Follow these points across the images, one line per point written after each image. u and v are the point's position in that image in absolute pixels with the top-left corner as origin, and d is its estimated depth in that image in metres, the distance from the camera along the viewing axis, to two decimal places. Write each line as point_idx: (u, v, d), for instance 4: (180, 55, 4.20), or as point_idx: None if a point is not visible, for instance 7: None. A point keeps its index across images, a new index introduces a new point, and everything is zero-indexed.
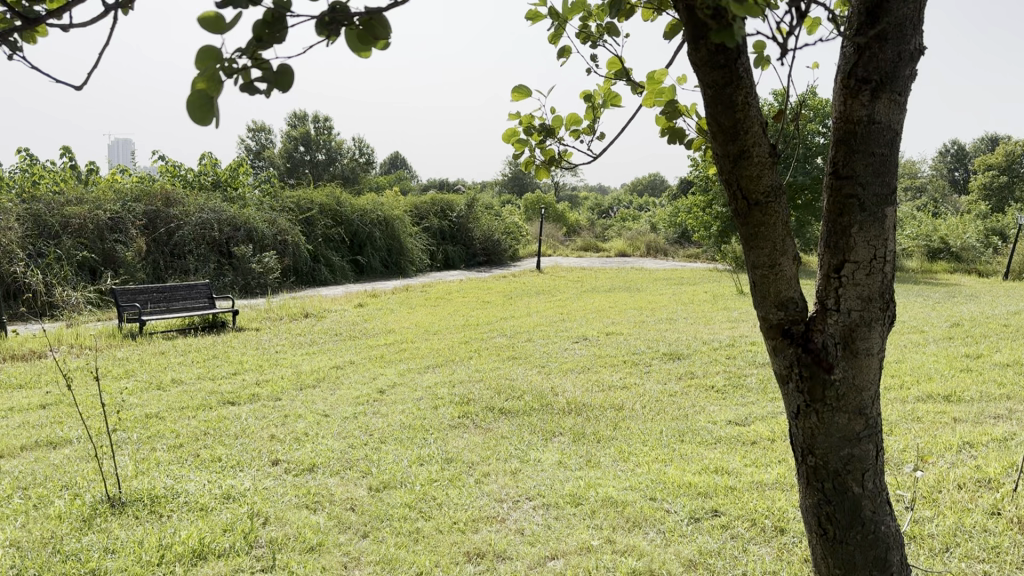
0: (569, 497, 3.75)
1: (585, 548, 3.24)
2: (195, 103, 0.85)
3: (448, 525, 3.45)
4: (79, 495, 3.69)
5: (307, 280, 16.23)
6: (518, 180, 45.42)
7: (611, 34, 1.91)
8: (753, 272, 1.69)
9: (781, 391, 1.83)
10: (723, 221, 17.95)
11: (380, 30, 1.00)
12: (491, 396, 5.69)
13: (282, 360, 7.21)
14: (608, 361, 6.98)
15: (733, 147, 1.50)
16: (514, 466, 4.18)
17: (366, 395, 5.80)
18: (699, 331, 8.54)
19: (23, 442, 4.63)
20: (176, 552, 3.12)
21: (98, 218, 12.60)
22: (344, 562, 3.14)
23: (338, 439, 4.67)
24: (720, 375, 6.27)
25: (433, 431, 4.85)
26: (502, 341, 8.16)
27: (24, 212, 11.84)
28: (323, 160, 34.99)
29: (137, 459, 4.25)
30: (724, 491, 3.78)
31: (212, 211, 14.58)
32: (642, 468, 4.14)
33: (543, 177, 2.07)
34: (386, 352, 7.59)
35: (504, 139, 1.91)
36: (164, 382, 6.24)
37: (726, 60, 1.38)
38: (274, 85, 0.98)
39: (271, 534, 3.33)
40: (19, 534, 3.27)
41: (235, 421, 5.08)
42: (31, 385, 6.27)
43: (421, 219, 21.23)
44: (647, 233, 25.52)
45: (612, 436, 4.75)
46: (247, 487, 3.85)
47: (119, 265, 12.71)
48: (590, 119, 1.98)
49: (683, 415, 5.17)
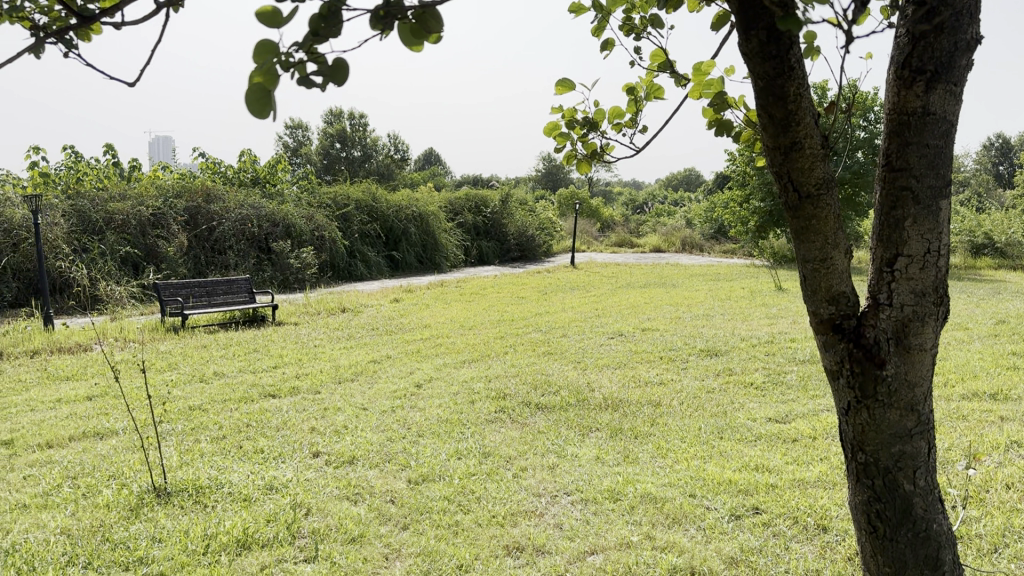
0: (607, 492, 3.75)
1: (625, 543, 3.23)
2: (255, 98, 0.86)
3: (488, 518, 3.47)
4: (126, 485, 3.77)
5: (344, 276, 16.34)
6: (552, 174, 45.39)
7: (655, 26, 1.90)
8: (804, 266, 1.68)
9: (831, 387, 1.81)
10: (761, 216, 17.75)
11: (434, 25, 1.00)
12: (528, 391, 5.69)
13: (321, 354, 7.29)
14: (645, 356, 6.95)
15: (784, 139, 1.48)
16: (552, 461, 4.18)
17: (404, 389, 5.84)
18: (737, 327, 8.45)
19: (71, 432, 4.74)
20: (221, 542, 3.17)
21: (140, 214, 12.86)
22: (385, 553, 3.17)
23: (376, 432, 4.72)
24: (759, 372, 6.21)
25: (470, 425, 4.88)
26: (537, 336, 8.16)
27: (69, 208, 12.12)
28: (358, 156, 35.29)
29: (182, 451, 4.33)
30: (765, 489, 3.74)
31: (252, 207, 14.79)
32: (680, 464, 4.12)
33: (585, 171, 2.06)
34: (422, 347, 7.63)
35: (546, 132, 1.91)
36: (206, 375, 6.35)
37: (778, 50, 1.38)
38: (330, 79, 0.98)
39: (314, 525, 3.37)
40: (69, 523, 3.34)
41: (275, 414, 5.15)
42: (78, 377, 6.42)
43: (455, 214, 21.36)
44: (683, 229, 25.37)
45: (649, 431, 4.73)
46: (289, 479, 3.90)
47: (161, 260, 12.94)
48: (632, 111, 1.97)
49: (721, 412, 5.12)
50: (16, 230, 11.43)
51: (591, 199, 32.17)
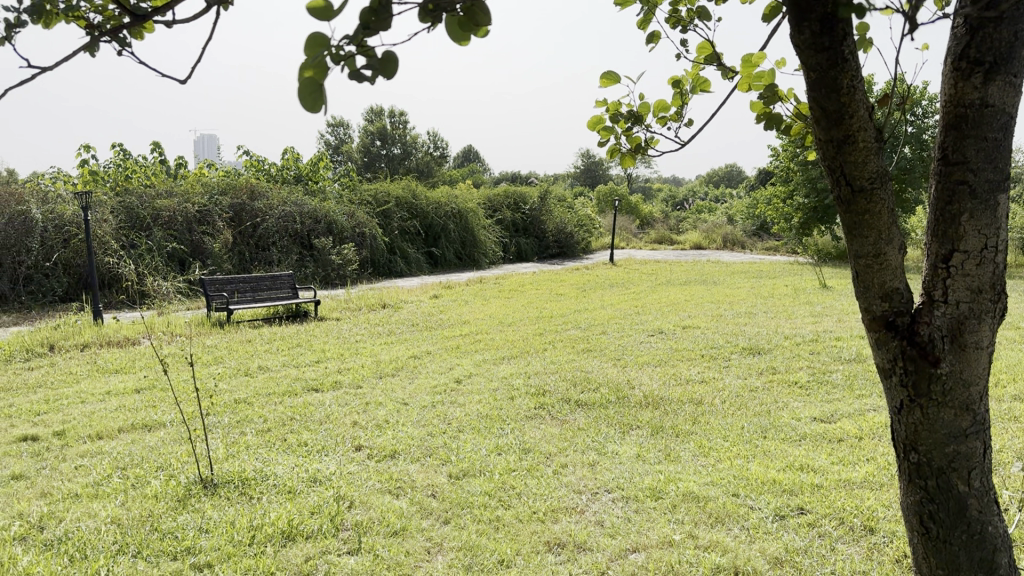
0: (649, 491, 3.72)
1: (667, 542, 3.21)
2: (305, 91, 0.87)
3: (529, 514, 3.47)
4: (174, 476, 3.84)
5: (384, 272, 16.45)
6: (591, 171, 45.28)
7: (702, 19, 1.88)
8: (856, 262, 1.65)
9: (883, 385, 1.77)
10: (805, 212, 17.47)
11: (482, 16, 1.00)
12: (568, 388, 5.68)
13: (362, 349, 7.37)
14: (685, 354, 6.91)
15: (836, 131, 1.46)
16: (592, 458, 4.17)
17: (444, 384, 5.87)
18: (781, 326, 8.33)
19: (120, 424, 4.85)
20: (266, 533, 3.22)
21: (187, 211, 13.12)
22: (427, 546, 3.19)
23: (417, 427, 4.75)
24: (804, 371, 6.13)
25: (510, 421, 4.88)
26: (577, 333, 8.14)
27: (117, 205, 12.41)
28: (399, 154, 35.53)
29: (228, 443, 4.40)
30: (810, 489, 3.69)
31: (295, 204, 14.99)
32: (723, 463, 4.08)
33: (628, 166, 2.05)
34: (462, 343, 7.66)
35: (589, 126, 1.90)
36: (251, 368, 6.46)
37: (832, 41, 1.35)
38: (379, 73, 0.99)
39: (357, 518, 3.40)
40: (119, 512, 3.42)
41: (319, 407, 5.21)
42: (127, 369, 6.58)
43: (494, 211, 21.44)
44: (724, 225, 25.09)
45: (691, 430, 4.69)
46: (332, 471, 3.95)
47: (207, 256, 13.18)
48: (677, 105, 1.95)
49: (765, 411, 5.06)
50: (67, 226, 11.76)
51: (631, 195, 32.01)
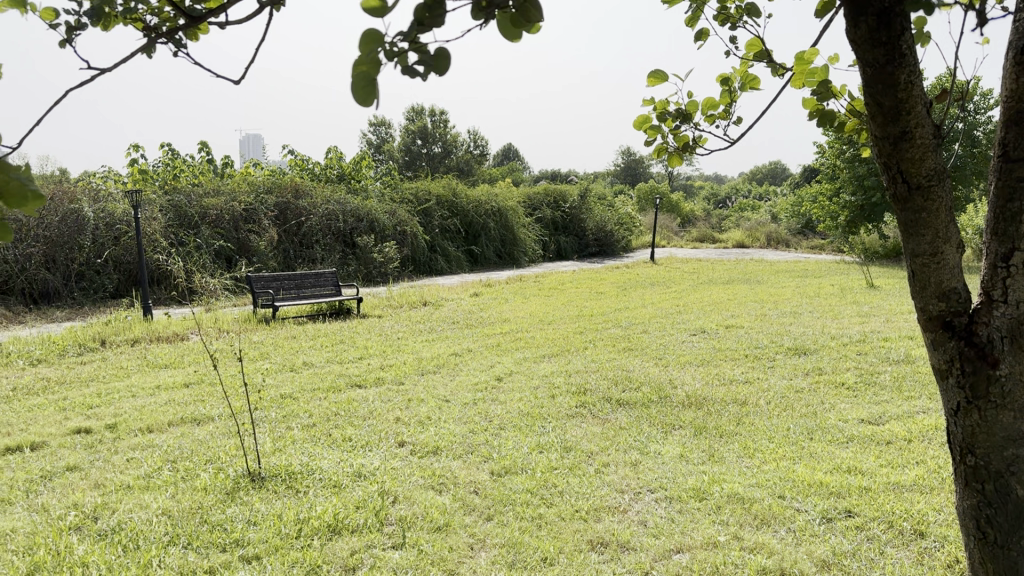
0: (693, 491, 3.69)
1: (711, 543, 3.18)
2: (358, 86, 0.88)
3: (571, 513, 3.47)
4: (222, 469, 3.92)
5: (424, 270, 16.55)
6: (632, 169, 45.00)
7: (752, 15, 1.86)
8: (912, 261, 1.63)
9: (940, 386, 1.74)
10: (851, 210, 17.14)
11: (534, 12, 0.99)
12: (609, 387, 5.67)
13: (404, 347, 7.43)
14: (728, 354, 6.83)
15: (893, 128, 1.43)
16: (635, 458, 4.15)
17: (485, 381, 5.90)
18: (827, 326, 8.19)
19: (170, 418, 4.95)
20: (312, 526, 3.27)
21: (233, 210, 13.34)
22: (471, 543, 3.20)
23: (459, 424, 4.78)
24: (851, 372, 6.02)
25: (551, 419, 4.89)
26: (618, 332, 8.10)
27: (166, 204, 12.66)
28: (439, 152, 35.70)
29: (275, 437, 4.47)
30: (858, 492, 3.63)
31: (338, 202, 15.15)
32: (769, 465, 4.03)
33: (675, 165, 2.04)
34: (502, 341, 7.68)
35: (636, 126, 1.89)
36: (296, 364, 6.56)
37: (889, 37, 1.33)
38: (432, 68, 0.99)
39: (401, 513, 3.44)
40: (170, 504, 3.49)
41: (362, 403, 5.27)
42: (176, 364, 6.72)
43: (533, 210, 21.46)
44: (768, 224, 24.75)
45: (735, 430, 4.64)
46: (376, 467, 3.99)
47: (252, 254, 13.40)
48: (726, 102, 1.94)
49: (811, 412, 4.99)
50: (117, 224, 12.04)
51: (671, 193, 31.76)
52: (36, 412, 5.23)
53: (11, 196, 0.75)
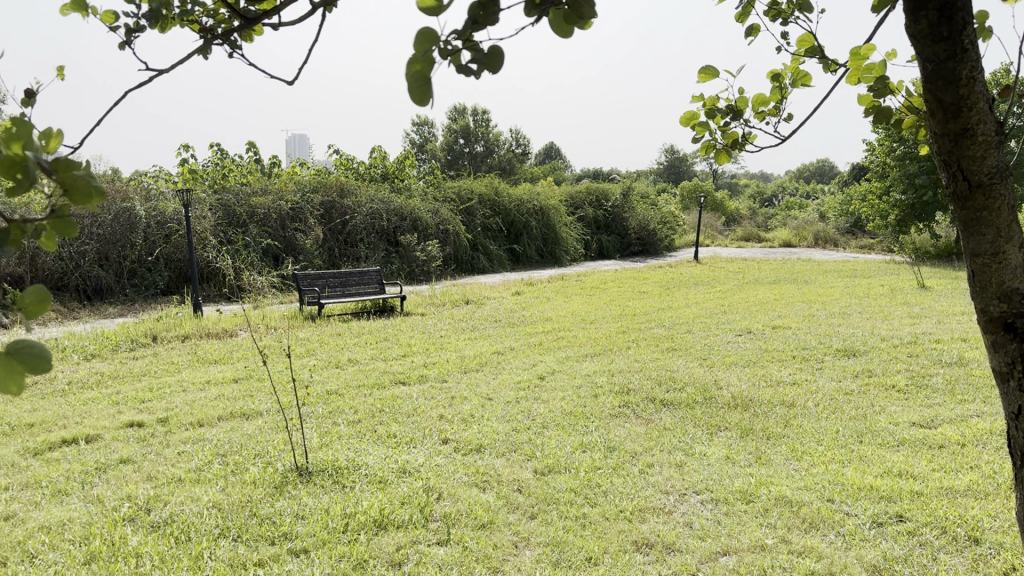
0: (739, 493, 3.65)
1: (759, 546, 3.14)
2: (414, 86, 0.89)
3: (615, 513, 3.45)
4: (271, 463, 3.99)
5: (467, 268, 16.59)
6: (676, 167, 44.60)
7: (803, 11, 1.84)
8: (972, 260, 1.59)
9: (1001, 389, 1.70)
10: (902, 209, 16.76)
11: (587, 9, 0.99)
12: (652, 386, 5.64)
13: (447, 344, 7.47)
14: (775, 355, 6.73)
15: (954, 124, 1.40)
16: (679, 459, 4.12)
17: (527, 380, 5.91)
18: (877, 327, 8.02)
19: (220, 412, 5.05)
20: (359, 521, 3.31)
21: (280, 209, 13.55)
22: (515, 540, 3.21)
23: (502, 422, 4.79)
24: (902, 374, 5.89)
25: (594, 418, 4.87)
26: (661, 332, 8.03)
27: (216, 203, 12.92)
28: (481, 151, 35.79)
29: (322, 433, 4.53)
30: (910, 496, 3.55)
31: (382, 201, 15.29)
32: (817, 468, 3.97)
33: (724, 161, 2.03)
34: (545, 340, 7.67)
35: (684, 122, 1.88)
36: (341, 361, 6.64)
37: (950, 32, 1.29)
38: (485, 67, 0.99)
39: (445, 509, 3.46)
40: (220, 497, 3.56)
41: (406, 400, 5.31)
42: (225, 360, 6.85)
43: (575, 208, 21.44)
44: (815, 224, 24.32)
45: (783, 433, 4.58)
46: (421, 463, 4.02)
47: (299, 252, 13.60)
48: (776, 99, 1.91)
49: (861, 415, 4.89)
50: (168, 222, 12.33)
51: (716, 191, 31.37)
52: (91, 406, 5.37)
53: (78, 193, 0.77)
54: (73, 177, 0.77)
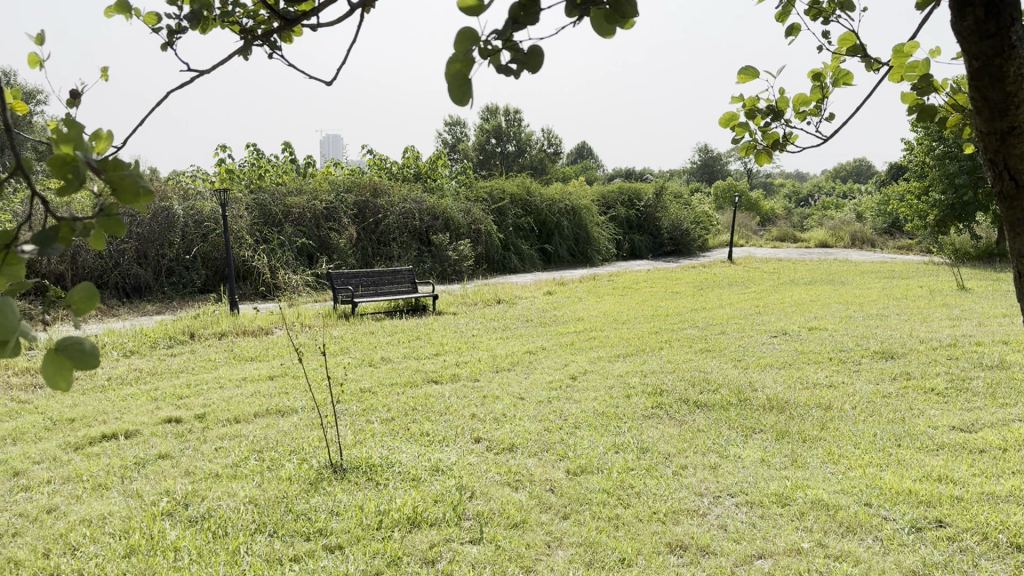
0: (775, 496, 3.62)
1: (794, 550, 3.11)
2: (453, 85, 0.89)
3: (649, 514, 3.44)
4: (306, 460, 4.04)
5: (499, 268, 16.61)
6: (709, 167, 44.24)
7: (845, 9, 1.81)
8: (1019, 263, 1.50)
9: None
10: (942, 209, 16.45)
11: (628, 8, 0.98)
12: (686, 388, 5.60)
13: (479, 344, 7.47)
14: (811, 357, 6.64)
15: (1001, 123, 1.36)
16: (713, 461, 4.09)
17: (559, 380, 5.91)
18: (916, 329, 7.88)
19: (256, 409, 5.11)
20: (393, 518, 3.33)
21: (315, 208, 13.67)
22: (548, 540, 3.21)
23: (534, 422, 4.79)
24: (941, 377, 5.79)
25: (627, 419, 4.85)
26: (695, 332, 7.98)
27: (252, 202, 13.11)
28: (513, 151, 35.78)
29: (356, 430, 4.57)
30: (950, 501, 3.50)
31: (414, 201, 15.37)
32: (854, 471, 3.92)
33: (764, 162, 2.01)
34: (577, 339, 7.65)
35: (722, 123, 1.87)
36: (374, 359, 6.68)
37: (998, 28, 1.29)
38: (526, 66, 0.99)
39: (478, 508, 3.47)
40: (256, 493, 3.61)
41: (439, 399, 5.33)
42: (260, 357, 6.93)
43: (608, 208, 21.37)
44: (852, 224, 23.96)
45: (819, 435, 4.52)
46: (453, 462, 4.04)
47: (333, 251, 13.72)
48: (817, 98, 1.89)
49: (899, 419, 4.82)
50: (206, 222, 12.52)
51: (750, 190, 31.03)
52: (130, 401, 5.47)
53: (126, 193, 0.78)
54: (121, 176, 0.79)
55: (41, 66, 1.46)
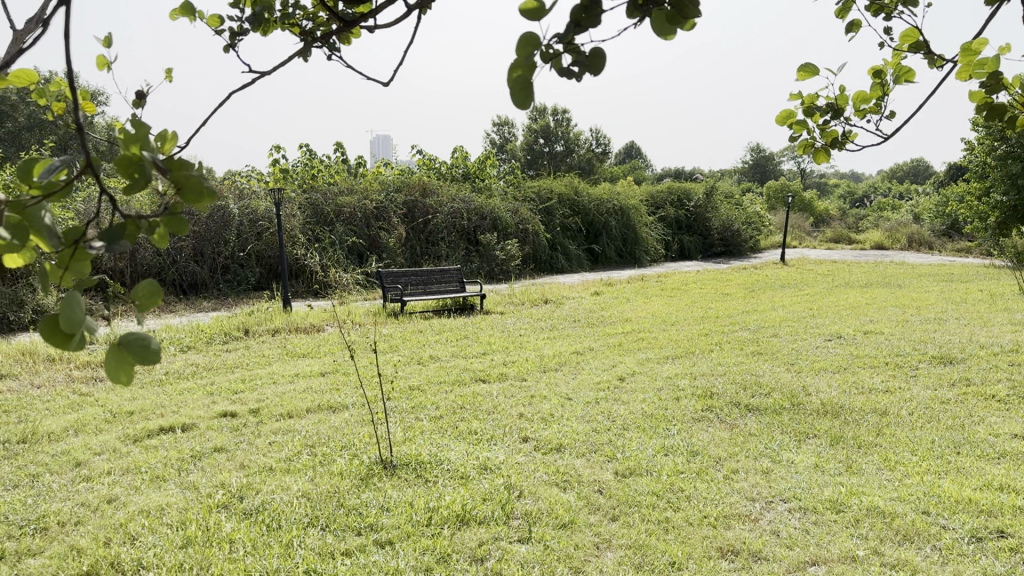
0: (829, 503, 3.55)
1: (849, 557, 3.06)
2: (516, 90, 0.90)
3: (699, 518, 3.41)
4: (357, 455, 4.10)
5: (547, 268, 16.63)
6: (761, 167, 43.62)
7: (908, 5, 1.78)
8: None
9: None
10: (1004, 211, 15.93)
11: (691, 9, 0.97)
12: (737, 391, 5.53)
13: (526, 343, 7.48)
14: (867, 361, 6.51)
15: None
16: (766, 465, 4.03)
17: (607, 380, 5.88)
18: (976, 334, 7.65)
19: (308, 405, 5.19)
20: (442, 515, 3.36)
21: (365, 208, 13.83)
22: (596, 542, 3.20)
23: (582, 422, 4.78)
24: (1002, 384, 5.61)
25: (676, 422, 4.81)
26: (746, 335, 7.87)
27: (304, 202, 13.35)
28: (561, 151, 35.73)
29: (405, 427, 4.62)
30: (1012, 511, 3.39)
31: (462, 201, 15.45)
32: (911, 479, 3.83)
33: (822, 160, 1.98)
34: (625, 340, 7.62)
35: (779, 121, 1.85)
36: (423, 357, 6.74)
37: None
38: (588, 69, 0.99)
39: (526, 507, 3.47)
40: (309, 487, 3.67)
41: (487, 398, 5.35)
42: (312, 354, 7.05)
43: (657, 208, 21.21)
44: (909, 224, 23.37)
45: (875, 441, 4.43)
46: (501, 460, 4.05)
47: (383, 250, 13.84)
48: (877, 96, 1.85)
49: (958, 426, 4.69)
50: (260, 220, 12.77)
51: (803, 191, 30.50)
52: (187, 395, 5.61)
53: (190, 192, 0.80)
54: (186, 177, 0.81)
55: (108, 68, 1.50)
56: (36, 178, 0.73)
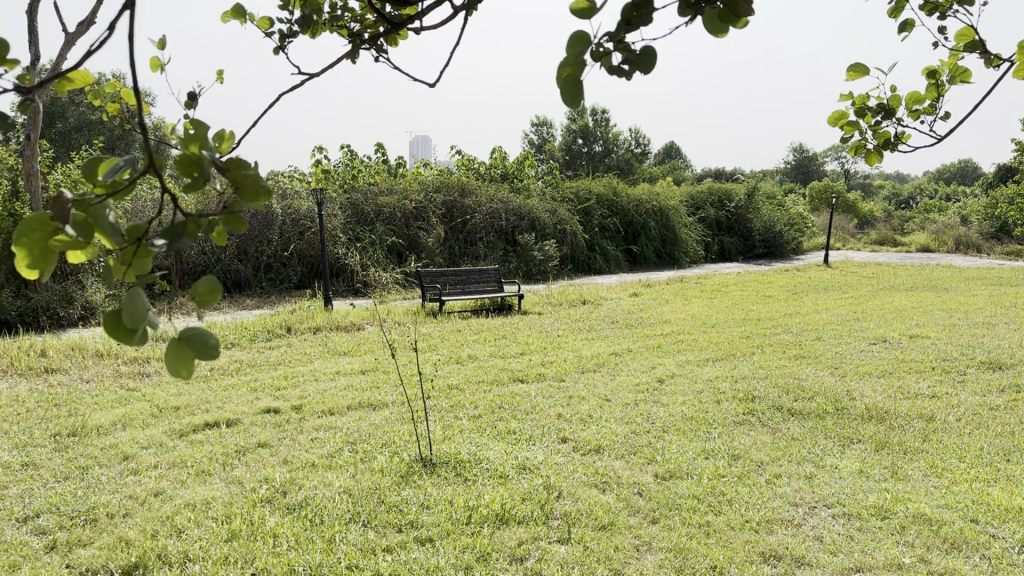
0: (874, 509, 3.49)
1: (894, 565, 3.00)
2: (566, 88, 0.90)
3: (741, 522, 3.37)
4: (397, 453, 4.13)
5: (584, 269, 16.59)
6: (803, 167, 43.01)
7: (964, 4, 1.75)
8: None
9: None
10: None
11: (744, 7, 0.97)
12: (779, 395, 5.45)
13: (564, 344, 7.47)
14: (912, 366, 6.39)
15: None
16: (809, 470, 3.98)
17: (647, 382, 5.85)
18: None
19: (349, 402, 5.25)
20: (482, 514, 3.37)
21: (404, 207, 13.93)
22: (636, 544, 3.20)
23: (621, 424, 4.76)
24: None
25: (717, 425, 4.77)
26: (789, 338, 7.76)
27: (345, 202, 13.48)
28: (600, 151, 35.58)
29: (445, 426, 4.65)
30: None
31: (501, 201, 15.47)
32: (959, 486, 3.75)
33: (874, 162, 1.95)
34: (664, 342, 7.57)
35: (831, 122, 1.83)
36: (462, 357, 6.77)
37: None
38: (638, 67, 0.99)
39: (565, 508, 3.47)
40: (350, 483, 3.71)
41: (525, 398, 5.35)
42: (353, 352, 7.12)
43: (697, 209, 21.02)
44: (957, 226, 22.84)
45: (922, 448, 4.34)
46: (540, 461, 4.05)
47: (421, 250, 13.93)
48: (931, 97, 1.83)
49: (1008, 433, 4.58)
50: (302, 220, 12.94)
51: (846, 192, 30.00)
52: (231, 391, 5.70)
53: (248, 192, 0.82)
54: (244, 176, 0.82)
55: (163, 70, 1.53)
56: (101, 177, 0.75)
